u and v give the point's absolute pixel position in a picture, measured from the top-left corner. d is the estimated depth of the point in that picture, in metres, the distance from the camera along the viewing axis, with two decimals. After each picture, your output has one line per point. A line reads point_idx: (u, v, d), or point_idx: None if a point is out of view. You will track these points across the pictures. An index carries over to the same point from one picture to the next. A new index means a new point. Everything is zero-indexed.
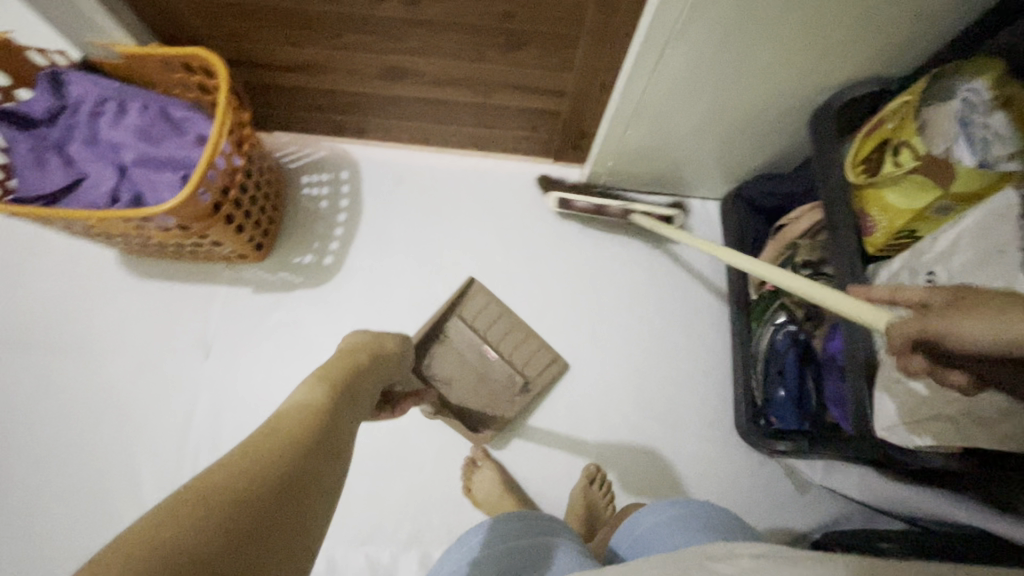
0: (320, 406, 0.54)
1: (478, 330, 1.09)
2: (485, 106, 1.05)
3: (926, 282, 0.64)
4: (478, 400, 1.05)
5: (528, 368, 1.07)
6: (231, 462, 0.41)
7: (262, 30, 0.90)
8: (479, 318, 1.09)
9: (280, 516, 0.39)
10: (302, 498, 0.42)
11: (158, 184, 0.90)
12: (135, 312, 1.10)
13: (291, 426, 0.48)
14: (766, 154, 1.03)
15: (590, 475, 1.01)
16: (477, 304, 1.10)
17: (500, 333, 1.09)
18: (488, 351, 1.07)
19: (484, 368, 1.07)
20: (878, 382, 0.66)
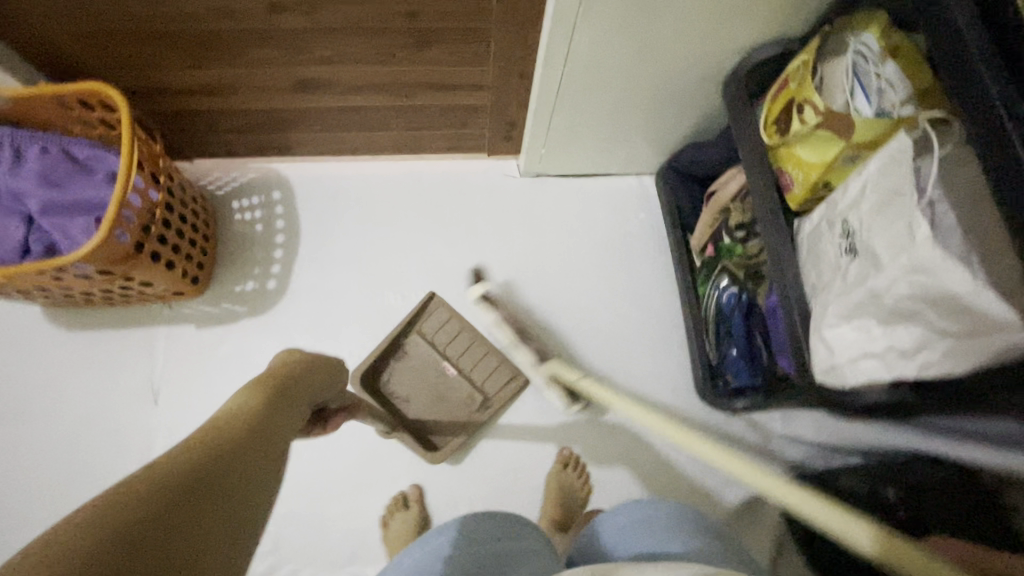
0: (253, 409, 0.51)
1: (438, 346, 1.10)
2: (408, 109, 1.03)
3: (842, 229, 0.68)
4: (437, 418, 1.07)
5: (486, 386, 1.08)
6: (141, 478, 0.37)
7: (159, 55, 0.85)
8: (439, 333, 1.10)
9: (186, 533, 0.36)
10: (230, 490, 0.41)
11: (72, 231, 0.86)
12: (71, 367, 1.04)
13: (210, 438, 0.44)
14: (689, 125, 1.05)
15: (564, 459, 1.04)
16: (435, 319, 1.10)
17: (460, 350, 1.10)
18: (448, 368, 1.09)
19: (443, 385, 1.09)
20: (814, 330, 0.69)
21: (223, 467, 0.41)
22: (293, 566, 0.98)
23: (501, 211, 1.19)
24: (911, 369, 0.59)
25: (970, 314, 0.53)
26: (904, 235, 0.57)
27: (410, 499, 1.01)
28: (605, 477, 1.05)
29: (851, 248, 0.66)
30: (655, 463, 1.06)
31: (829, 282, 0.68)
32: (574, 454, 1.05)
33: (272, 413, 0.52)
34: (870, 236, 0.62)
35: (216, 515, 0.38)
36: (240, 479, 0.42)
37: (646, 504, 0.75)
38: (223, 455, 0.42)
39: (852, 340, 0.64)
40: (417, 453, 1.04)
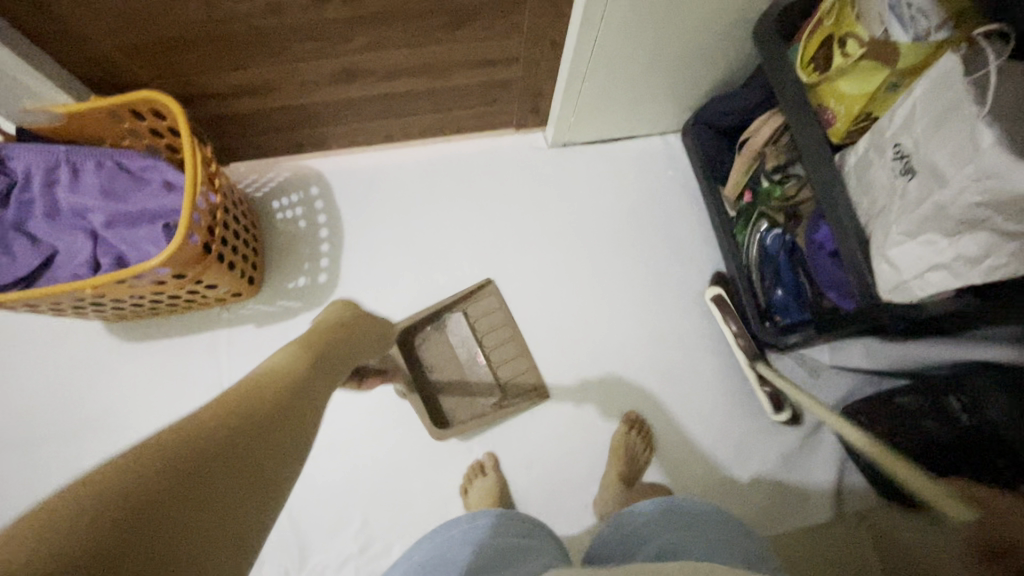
0: (292, 377, 0.55)
1: (476, 330, 1.12)
2: (441, 90, 1.05)
3: (894, 153, 0.71)
4: (454, 395, 1.09)
5: (509, 386, 1.09)
6: (224, 399, 0.45)
7: (204, 58, 0.87)
8: (482, 318, 1.13)
9: (260, 440, 0.43)
10: (234, 467, 0.39)
11: (138, 241, 0.87)
12: (139, 379, 1.07)
13: (272, 385, 0.51)
14: (715, 77, 1.08)
15: (629, 423, 1.07)
16: (483, 305, 1.13)
17: (496, 342, 1.11)
18: (478, 355, 1.11)
19: (470, 370, 1.10)
20: (877, 251, 0.74)
21: (231, 443, 0.40)
22: (385, 541, 1.03)
23: (535, 182, 1.22)
24: (978, 276, 0.63)
25: None
26: (967, 145, 0.61)
27: (486, 466, 1.05)
28: (669, 426, 1.09)
29: (907, 167, 0.70)
30: (714, 406, 1.10)
31: (886, 204, 0.72)
32: (639, 419, 1.08)
33: (263, 406, 0.47)
34: (928, 151, 0.66)
35: (278, 441, 0.44)
36: (283, 430, 0.46)
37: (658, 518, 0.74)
38: (265, 410, 0.46)
39: (919, 255, 0.68)
40: (424, 425, 1.06)
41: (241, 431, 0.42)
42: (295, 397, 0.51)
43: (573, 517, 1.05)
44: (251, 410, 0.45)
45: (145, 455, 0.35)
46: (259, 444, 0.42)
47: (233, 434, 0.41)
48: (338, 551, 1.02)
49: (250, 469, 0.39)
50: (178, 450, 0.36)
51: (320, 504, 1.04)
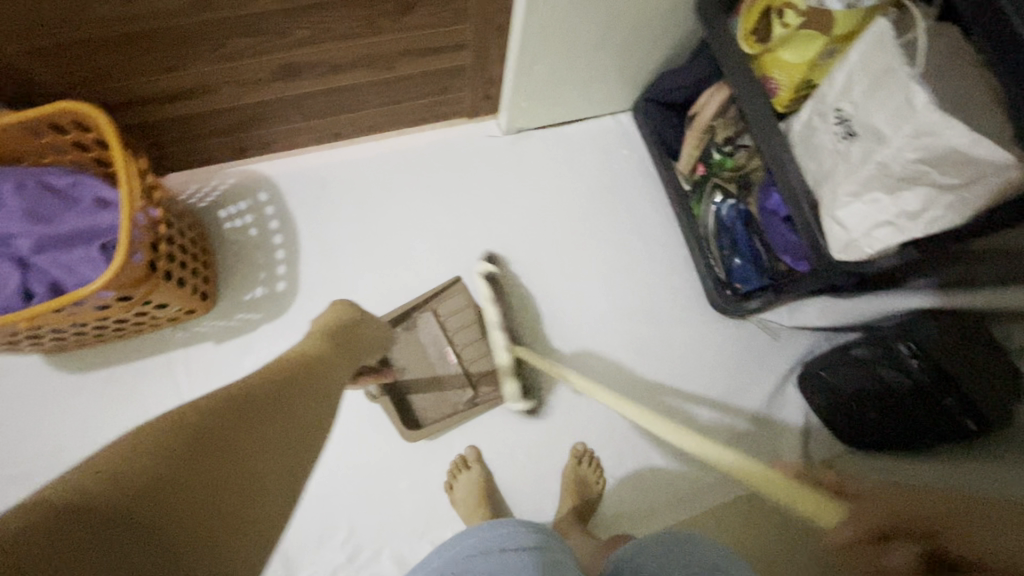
0: (300, 363, 0.63)
1: (447, 327, 1.10)
2: (389, 82, 1.02)
3: (836, 117, 0.74)
4: (423, 394, 1.08)
5: (480, 386, 1.09)
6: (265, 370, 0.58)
7: (130, 61, 0.81)
8: (453, 316, 1.10)
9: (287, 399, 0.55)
10: (268, 418, 0.51)
11: (74, 264, 0.81)
12: (91, 411, 1.01)
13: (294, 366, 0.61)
14: (662, 54, 1.09)
15: (578, 455, 1.06)
16: (452, 303, 1.10)
17: (466, 341, 1.09)
18: (449, 355, 1.08)
19: (442, 370, 1.09)
20: (825, 213, 0.76)
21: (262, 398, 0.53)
22: (374, 546, 1.01)
23: (492, 170, 1.20)
24: (921, 228, 0.69)
25: (971, 163, 0.61)
26: (903, 105, 0.64)
27: (469, 460, 1.05)
28: (644, 400, 1.11)
29: (849, 131, 0.72)
30: (685, 376, 1.13)
31: (831, 167, 0.75)
32: (587, 450, 1.07)
33: (293, 374, 0.59)
34: (868, 115, 0.68)
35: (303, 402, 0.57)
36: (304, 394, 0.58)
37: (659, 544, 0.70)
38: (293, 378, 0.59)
39: (868, 213, 0.71)
40: (395, 425, 1.05)
41: (272, 393, 0.54)
42: (317, 368, 0.63)
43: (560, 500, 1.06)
44: (282, 377, 0.58)
45: (209, 406, 0.48)
46: (285, 403, 0.54)
47: (266, 394, 0.54)
48: (327, 563, 0.99)
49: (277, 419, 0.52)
50: (237, 397, 0.51)
51: (300, 518, 1.01)
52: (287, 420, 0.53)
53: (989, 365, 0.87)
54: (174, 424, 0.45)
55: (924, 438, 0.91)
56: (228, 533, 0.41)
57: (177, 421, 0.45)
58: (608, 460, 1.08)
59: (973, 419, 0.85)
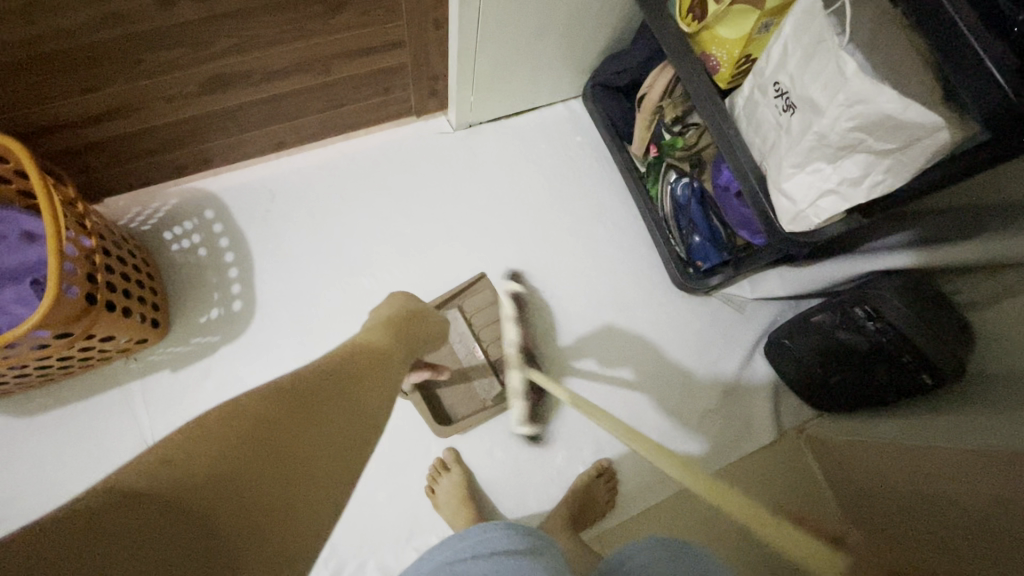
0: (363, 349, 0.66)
1: (473, 324, 1.10)
2: (329, 86, 0.99)
3: (776, 91, 0.74)
4: (449, 393, 1.08)
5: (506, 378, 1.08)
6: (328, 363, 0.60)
7: (42, 84, 0.76)
8: (480, 312, 1.10)
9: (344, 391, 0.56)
10: (333, 403, 0.54)
11: (5, 305, 0.77)
12: (45, 454, 0.96)
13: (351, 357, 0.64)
14: (604, 38, 1.08)
15: (600, 469, 1.05)
16: (478, 299, 1.10)
17: (493, 335, 1.10)
18: (476, 350, 1.09)
19: (469, 366, 1.08)
20: (773, 186, 0.78)
21: (324, 385, 0.55)
22: (358, 560, 0.99)
23: (448, 168, 1.18)
24: (863, 194, 0.70)
25: (902, 129, 0.62)
26: (836, 74, 0.65)
27: (448, 462, 1.04)
28: (621, 382, 1.12)
29: (788, 104, 0.73)
30: (658, 356, 1.14)
31: (775, 140, 0.76)
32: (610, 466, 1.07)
33: (351, 375, 0.59)
34: (804, 87, 0.69)
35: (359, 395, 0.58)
36: (362, 385, 0.59)
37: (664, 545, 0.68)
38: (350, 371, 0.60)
39: (812, 182, 0.72)
40: (427, 421, 1.03)
41: (323, 398, 0.53)
42: (383, 377, 0.64)
43: (544, 492, 1.06)
44: (349, 368, 0.60)
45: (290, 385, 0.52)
46: (342, 391, 0.56)
47: (315, 398, 0.52)
48: None
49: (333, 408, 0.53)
50: (299, 388, 0.53)
51: None
52: (335, 425, 0.52)
53: (941, 319, 0.88)
54: (250, 401, 0.48)
55: (888, 394, 0.94)
56: (285, 535, 0.42)
57: (229, 418, 0.46)
58: (587, 447, 1.09)
59: (931, 374, 0.87)
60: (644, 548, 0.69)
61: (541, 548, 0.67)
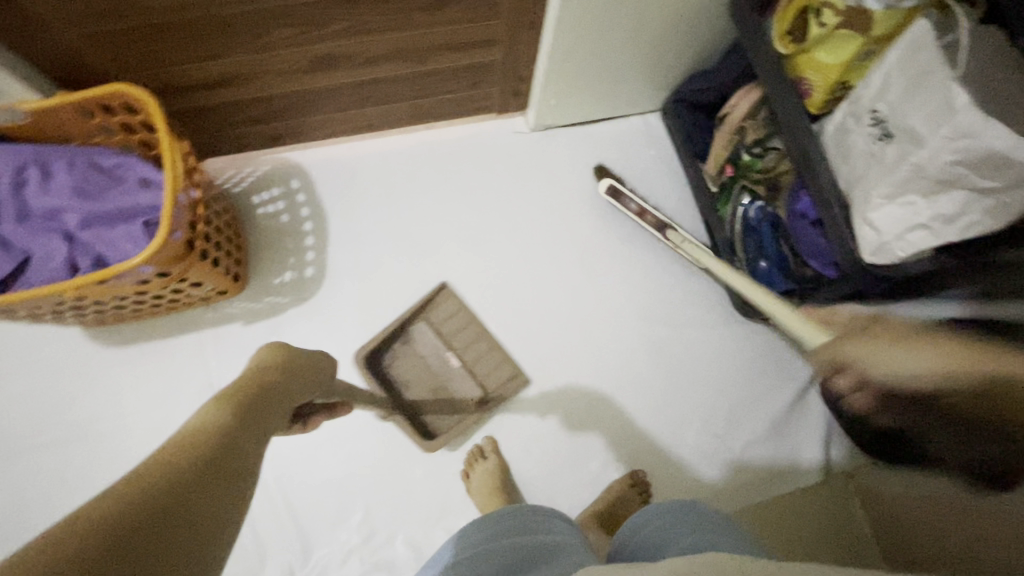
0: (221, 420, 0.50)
1: (443, 334, 1.12)
2: (422, 75, 1.04)
3: (871, 119, 0.73)
4: (432, 409, 1.08)
5: (485, 382, 1.09)
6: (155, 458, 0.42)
7: (172, 48, 0.84)
8: (446, 322, 1.12)
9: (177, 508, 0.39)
10: (165, 532, 0.37)
11: (116, 240, 0.85)
12: (126, 384, 1.05)
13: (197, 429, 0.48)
14: (691, 54, 1.09)
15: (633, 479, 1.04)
16: (445, 308, 1.12)
17: (466, 342, 1.11)
18: (449, 359, 1.10)
19: (445, 375, 1.10)
20: (856, 215, 0.76)
21: (146, 509, 0.37)
22: (388, 531, 1.03)
23: (519, 165, 1.21)
24: (956, 232, 0.68)
25: (1013, 166, 0.61)
26: (943, 107, 0.63)
27: (486, 450, 1.06)
28: (665, 399, 1.11)
29: (886, 132, 0.71)
30: (707, 378, 1.12)
31: (864, 169, 0.74)
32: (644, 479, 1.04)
33: (227, 442, 0.48)
34: (905, 116, 0.68)
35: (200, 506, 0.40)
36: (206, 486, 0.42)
37: (673, 509, 0.77)
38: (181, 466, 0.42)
39: (901, 216, 0.71)
40: (412, 438, 1.05)
41: (180, 493, 0.40)
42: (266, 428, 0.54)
43: (576, 496, 1.06)
44: (188, 462, 0.43)
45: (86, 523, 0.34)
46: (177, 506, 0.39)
47: (165, 498, 0.39)
48: (341, 544, 1.01)
49: (160, 545, 0.36)
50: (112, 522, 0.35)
51: (320, 499, 1.04)
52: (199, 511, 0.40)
53: None
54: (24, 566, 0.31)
55: None
56: None
57: None
58: (623, 457, 1.08)
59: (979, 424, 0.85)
60: (661, 513, 0.76)
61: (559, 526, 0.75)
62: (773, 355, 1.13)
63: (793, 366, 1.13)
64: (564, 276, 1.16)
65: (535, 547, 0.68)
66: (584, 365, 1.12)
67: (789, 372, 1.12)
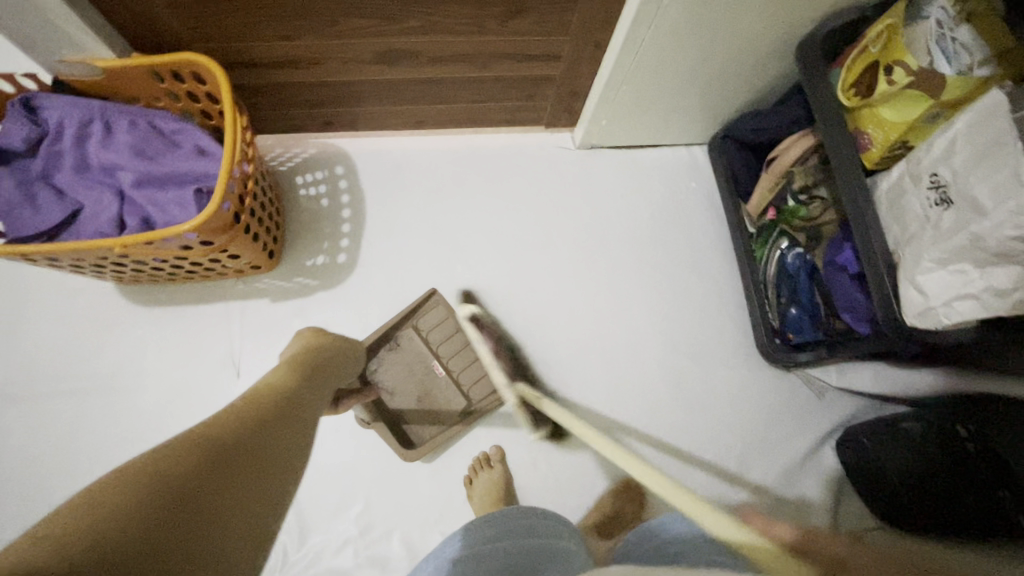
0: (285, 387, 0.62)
1: (430, 343, 1.11)
2: (480, 81, 1.05)
3: (931, 183, 0.73)
4: (417, 416, 1.08)
5: (471, 393, 1.09)
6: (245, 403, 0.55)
7: (248, 25, 0.86)
8: (434, 330, 1.11)
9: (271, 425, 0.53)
10: (267, 434, 0.51)
11: (166, 203, 0.86)
12: (149, 344, 1.06)
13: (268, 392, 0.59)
14: (748, 93, 1.09)
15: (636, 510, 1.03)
16: (433, 316, 1.11)
17: (452, 351, 1.10)
18: (436, 366, 1.10)
19: (430, 383, 1.10)
20: (902, 275, 0.76)
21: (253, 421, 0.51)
22: (386, 526, 1.02)
23: (561, 181, 1.22)
24: (1006, 308, 0.65)
25: None
26: (1011, 179, 0.63)
27: (492, 459, 1.05)
28: (677, 433, 1.10)
29: (943, 198, 0.71)
30: (723, 417, 1.11)
31: (917, 232, 0.74)
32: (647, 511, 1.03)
33: (256, 434, 0.50)
34: (969, 185, 0.67)
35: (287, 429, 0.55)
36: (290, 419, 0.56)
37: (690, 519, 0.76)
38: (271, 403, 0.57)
39: (948, 282, 0.70)
40: (392, 446, 1.05)
41: (270, 416, 0.54)
42: (293, 424, 0.56)
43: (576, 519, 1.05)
44: (269, 407, 0.56)
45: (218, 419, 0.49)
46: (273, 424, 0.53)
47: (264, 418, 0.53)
48: (337, 533, 1.01)
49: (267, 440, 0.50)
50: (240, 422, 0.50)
51: (322, 486, 1.04)
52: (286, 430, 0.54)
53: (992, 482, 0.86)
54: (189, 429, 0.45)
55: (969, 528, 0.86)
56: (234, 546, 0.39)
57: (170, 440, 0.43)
58: (628, 486, 1.07)
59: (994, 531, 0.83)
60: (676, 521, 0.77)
61: (560, 532, 0.73)
62: (792, 404, 1.12)
63: (809, 417, 1.11)
64: (591, 295, 1.16)
65: (531, 550, 0.67)
66: (601, 387, 1.11)
67: (807, 424, 1.11)
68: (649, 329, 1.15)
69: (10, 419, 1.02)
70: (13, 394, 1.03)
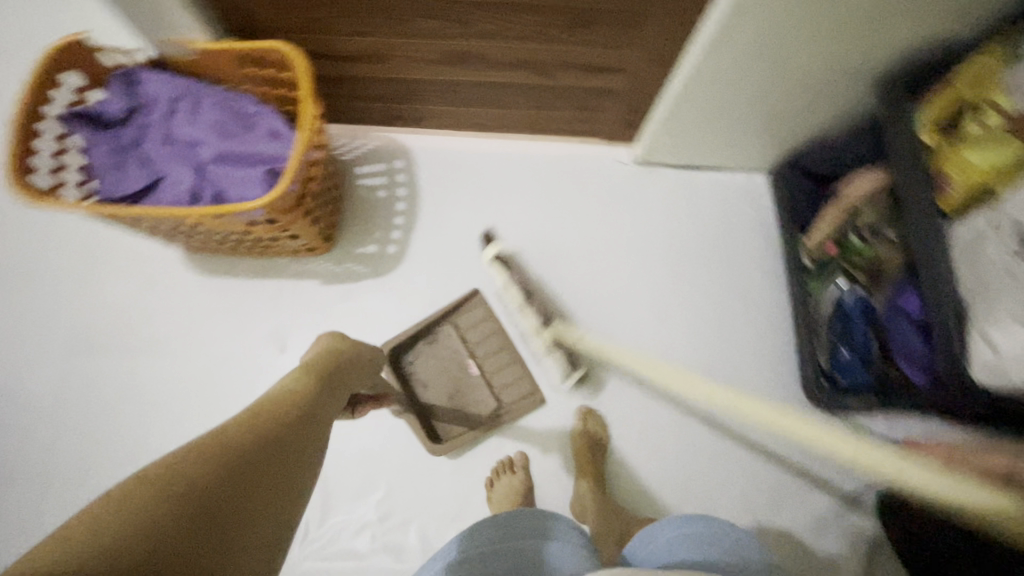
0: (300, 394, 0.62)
1: (467, 341, 1.12)
2: (542, 88, 1.06)
3: (1012, 231, 0.69)
4: (446, 412, 1.09)
5: (502, 395, 1.10)
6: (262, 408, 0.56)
7: (331, 18, 0.90)
8: (472, 329, 1.12)
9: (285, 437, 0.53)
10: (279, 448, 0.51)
11: (238, 179, 0.91)
12: (204, 312, 1.12)
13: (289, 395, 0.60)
14: (818, 123, 1.06)
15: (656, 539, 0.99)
16: (473, 315, 1.13)
17: (487, 352, 1.10)
18: (471, 366, 1.11)
19: (463, 380, 1.11)
20: (975, 326, 0.72)
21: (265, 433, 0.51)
22: (404, 516, 1.04)
23: (613, 194, 1.21)
24: None
25: None
26: None
27: (515, 464, 1.05)
28: (707, 462, 1.07)
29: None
30: (757, 453, 1.07)
31: (992, 282, 0.69)
32: None
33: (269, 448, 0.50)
34: None
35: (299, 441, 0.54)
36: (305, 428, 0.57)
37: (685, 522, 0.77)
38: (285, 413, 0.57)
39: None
40: (420, 439, 1.06)
41: (286, 427, 0.54)
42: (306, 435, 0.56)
43: None
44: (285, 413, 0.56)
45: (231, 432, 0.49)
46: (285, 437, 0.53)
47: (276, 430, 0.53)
48: (357, 516, 1.03)
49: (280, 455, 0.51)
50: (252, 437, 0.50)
51: (347, 468, 1.06)
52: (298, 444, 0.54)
53: None
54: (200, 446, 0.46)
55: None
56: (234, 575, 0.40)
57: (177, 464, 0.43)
58: (650, 510, 1.04)
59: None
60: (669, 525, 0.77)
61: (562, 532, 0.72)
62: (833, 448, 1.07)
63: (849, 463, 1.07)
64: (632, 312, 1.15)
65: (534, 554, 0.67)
66: (633, 406, 1.10)
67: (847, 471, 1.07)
68: (689, 353, 1.13)
69: (74, 368, 1.10)
70: (80, 344, 1.11)
